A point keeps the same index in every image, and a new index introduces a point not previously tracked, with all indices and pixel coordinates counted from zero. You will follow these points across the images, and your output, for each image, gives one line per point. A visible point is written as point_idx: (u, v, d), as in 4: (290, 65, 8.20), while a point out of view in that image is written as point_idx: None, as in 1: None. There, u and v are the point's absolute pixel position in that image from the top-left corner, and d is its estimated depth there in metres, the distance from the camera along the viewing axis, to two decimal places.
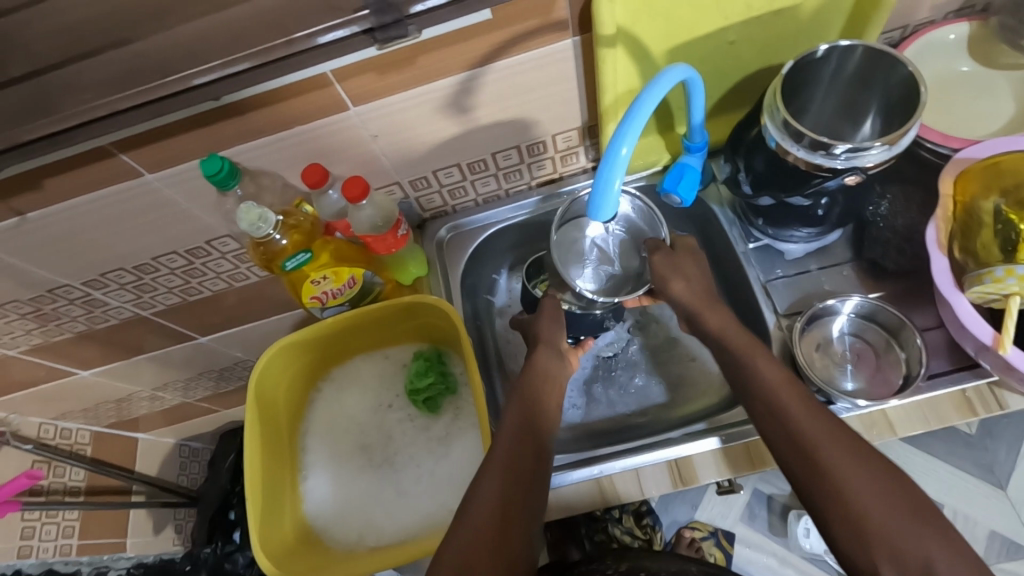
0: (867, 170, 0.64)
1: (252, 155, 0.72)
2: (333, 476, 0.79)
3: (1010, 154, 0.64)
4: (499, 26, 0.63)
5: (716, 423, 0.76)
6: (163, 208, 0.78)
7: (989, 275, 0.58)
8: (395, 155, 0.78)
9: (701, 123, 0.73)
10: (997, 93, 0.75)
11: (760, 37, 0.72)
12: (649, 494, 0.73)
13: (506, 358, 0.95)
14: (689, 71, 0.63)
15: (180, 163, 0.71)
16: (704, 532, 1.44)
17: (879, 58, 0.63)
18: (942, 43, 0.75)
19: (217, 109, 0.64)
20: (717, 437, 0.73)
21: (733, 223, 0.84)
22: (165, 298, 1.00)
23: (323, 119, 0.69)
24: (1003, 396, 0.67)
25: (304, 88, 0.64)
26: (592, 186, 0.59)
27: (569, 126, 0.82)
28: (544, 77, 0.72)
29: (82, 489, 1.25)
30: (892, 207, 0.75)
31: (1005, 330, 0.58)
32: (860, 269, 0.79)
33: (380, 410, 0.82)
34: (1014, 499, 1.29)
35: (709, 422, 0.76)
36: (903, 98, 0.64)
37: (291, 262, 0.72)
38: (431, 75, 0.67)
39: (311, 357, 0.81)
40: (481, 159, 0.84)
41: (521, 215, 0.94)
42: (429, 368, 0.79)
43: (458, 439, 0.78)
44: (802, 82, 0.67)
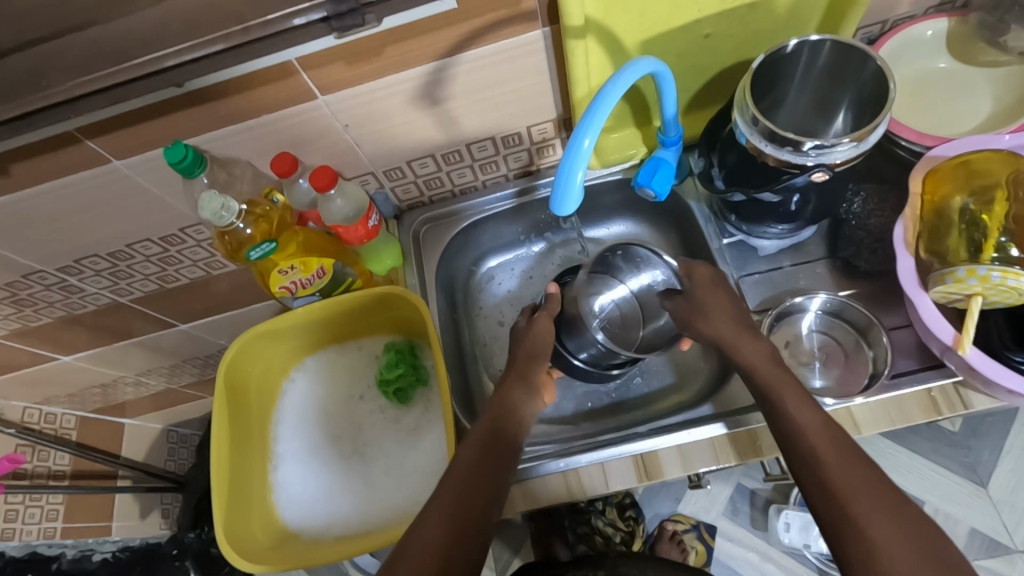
0: (836, 167, 0.63)
1: (220, 143, 0.72)
2: (302, 465, 0.79)
3: (979, 153, 0.64)
4: (466, 16, 0.63)
5: (722, 410, 0.76)
6: (135, 196, 0.77)
7: (951, 274, 0.58)
8: (368, 145, 0.77)
9: (673, 117, 0.73)
10: (976, 92, 0.75)
11: (735, 30, 0.71)
12: (614, 488, 0.72)
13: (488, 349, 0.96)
14: (657, 64, 0.63)
15: (149, 150, 0.70)
16: (686, 525, 1.45)
17: (849, 53, 0.62)
18: (920, 40, 0.74)
19: (180, 96, 0.64)
20: (723, 423, 0.72)
21: (708, 219, 0.85)
22: (143, 285, 1.00)
23: (291, 108, 0.69)
24: (969, 396, 0.67)
25: (269, 77, 0.64)
26: (555, 180, 0.59)
27: (545, 118, 0.81)
28: (515, 68, 0.71)
29: (66, 473, 1.26)
30: (866, 205, 0.75)
31: (966, 330, 0.58)
32: (834, 268, 0.79)
33: (350, 401, 0.82)
34: (994, 497, 1.29)
35: (716, 408, 0.76)
36: (873, 95, 0.63)
37: (256, 251, 0.71)
38: (399, 66, 0.66)
39: (284, 346, 0.81)
40: (456, 150, 0.83)
41: (498, 207, 0.93)
42: (399, 361, 0.79)
43: (428, 431, 0.78)
44: (773, 76, 0.66)
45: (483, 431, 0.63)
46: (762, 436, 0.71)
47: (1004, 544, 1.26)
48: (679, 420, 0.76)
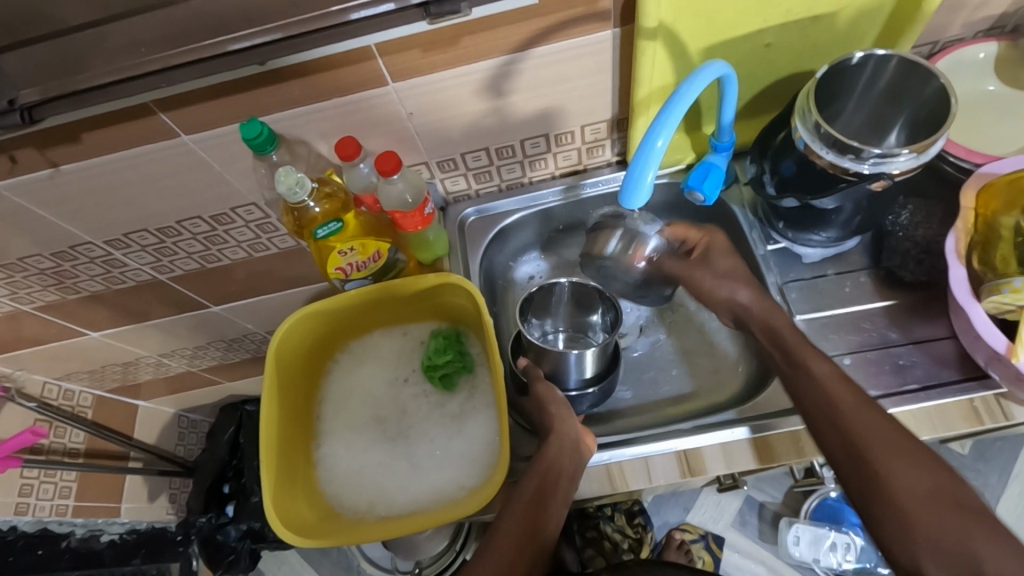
0: (893, 178, 0.65)
1: (288, 124, 0.73)
2: (345, 445, 0.80)
3: None
4: (542, 13, 0.65)
5: (745, 413, 0.76)
6: (196, 171, 0.79)
7: (1007, 284, 0.60)
8: (426, 134, 0.79)
9: (730, 123, 0.75)
10: (1020, 115, 0.77)
11: (795, 43, 0.73)
12: (657, 483, 0.73)
13: None
14: (726, 68, 0.64)
15: (217, 127, 0.72)
16: (694, 535, 1.46)
17: (912, 69, 0.64)
18: (971, 61, 0.77)
19: (260, 75, 0.65)
20: (746, 428, 0.74)
21: (753, 225, 0.86)
22: (184, 263, 1.01)
23: (362, 93, 0.70)
24: (1010, 407, 0.69)
25: (347, 61, 0.65)
26: (625, 175, 0.61)
27: (599, 118, 0.83)
28: (581, 66, 0.73)
29: (81, 451, 1.26)
30: (913, 218, 0.77)
31: (1019, 339, 0.59)
32: (876, 278, 0.81)
33: (396, 384, 0.83)
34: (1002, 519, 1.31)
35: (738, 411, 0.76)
36: (930, 110, 0.65)
37: (322, 230, 0.73)
38: (470, 57, 0.68)
39: (333, 328, 0.82)
40: (510, 145, 0.85)
41: (543, 204, 0.95)
42: (447, 346, 0.80)
43: (473, 418, 0.79)
44: (835, 88, 0.68)
45: (537, 477, 0.69)
46: (806, 439, 0.72)
47: None
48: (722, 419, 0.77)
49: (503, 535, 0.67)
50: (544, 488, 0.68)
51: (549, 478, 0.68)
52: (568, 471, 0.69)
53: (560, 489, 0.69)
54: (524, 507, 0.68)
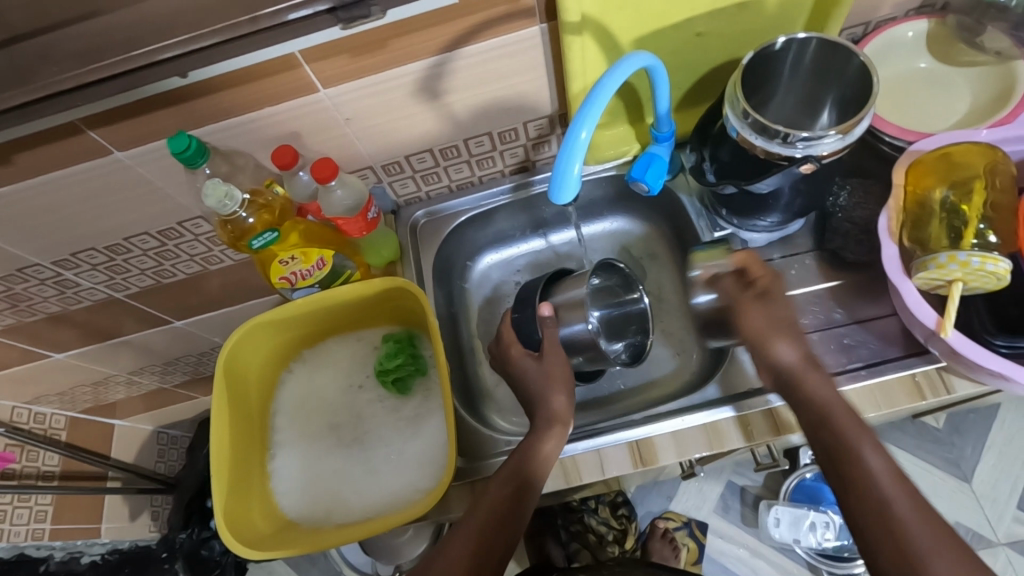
0: (822, 159, 0.66)
1: (223, 136, 0.73)
2: (302, 454, 0.80)
3: (959, 145, 0.65)
4: (466, 12, 0.64)
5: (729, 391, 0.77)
6: (136, 187, 0.78)
7: (933, 260, 0.60)
8: (367, 138, 0.79)
9: (666, 113, 0.75)
10: (955, 90, 0.77)
11: (727, 30, 0.74)
12: (610, 475, 0.74)
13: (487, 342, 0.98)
14: (650, 58, 0.65)
15: (151, 142, 0.71)
16: (678, 523, 1.47)
17: (833, 50, 0.65)
18: (901, 40, 0.77)
19: (184, 88, 0.64)
20: (732, 407, 0.74)
21: (699, 214, 0.87)
22: (139, 280, 1.00)
23: (293, 101, 0.70)
24: (952, 381, 0.70)
25: (270, 70, 0.65)
26: (552, 171, 0.61)
27: (541, 114, 0.83)
28: (514, 63, 0.73)
29: (56, 473, 1.23)
30: (851, 198, 0.77)
31: (948, 313, 0.60)
32: (822, 259, 0.81)
33: (350, 390, 0.83)
34: (976, 491, 1.32)
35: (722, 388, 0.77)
36: (857, 90, 0.66)
37: (258, 241, 0.73)
38: (400, 60, 0.68)
39: (285, 338, 0.82)
40: (454, 146, 0.85)
41: (494, 202, 0.95)
42: (399, 350, 0.80)
43: (427, 420, 0.79)
44: (762, 73, 0.68)
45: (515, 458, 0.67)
46: (755, 421, 0.73)
47: (989, 538, 1.29)
48: (673, 407, 0.77)
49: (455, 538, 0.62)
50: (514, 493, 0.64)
51: (527, 459, 0.66)
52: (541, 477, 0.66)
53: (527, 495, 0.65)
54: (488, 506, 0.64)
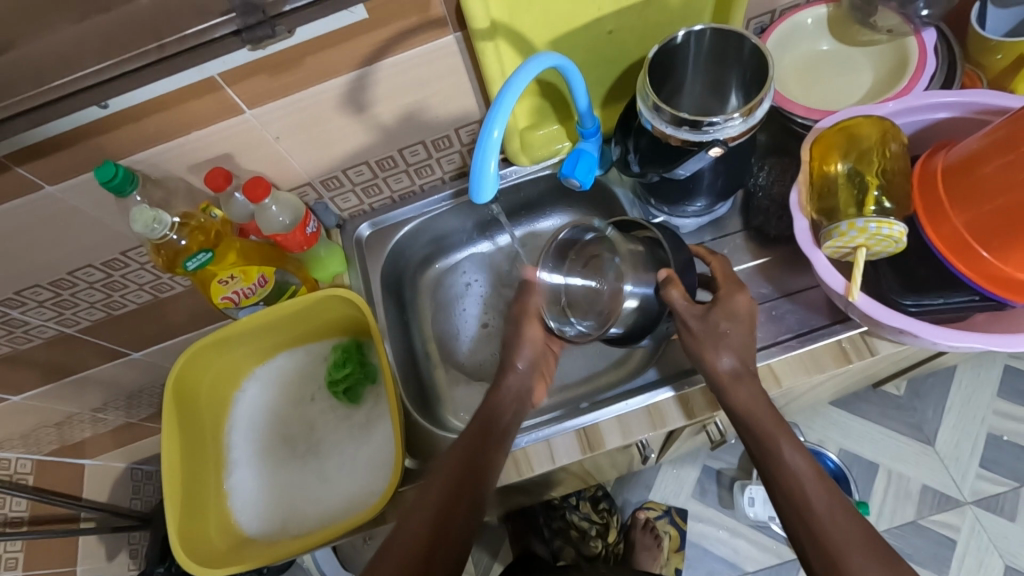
0: (730, 142, 0.69)
1: (152, 162, 0.74)
2: (258, 468, 0.81)
3: (858, 119, 0.69)
4: (380, 25, 0.66)
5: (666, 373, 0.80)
6: (72, 220, 0.78)
7: (836, 229, 0.63)
8: (301, 155, 0.81)
9: (587, 109, 0.78)
10: (859, 68, 0.81)
11: (637, 26, 0.77)
12: (561, 463, 0.76)
13: (447, 345, 1.00)
14: (559, 58, 0.67)
15: (80, 173, 0.72)
16: (658, 511, 1.48)
17: (728, 38, 0.68)
18: (802, 27, 0.82)
19: (105, 117, 0.65)
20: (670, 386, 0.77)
21: (632, 204, 0.90)
22: (89, 313, 1.00)
23: (220, 122, 0.71)
24: (875, 343, 0.73)
25: (191, 95, 0.66)
26: (470, 171, 0.63)
27: (470, 119, 0.85)
28: (435, 71, 0.75)
29: (24, 519, 1.20)
30: (769, 177, 0.82)
31: (854, 278, 0.63)
32: (750, 238, 0.84)
33: (301, 403, 0.84)
34: (940, 453, 1.37)
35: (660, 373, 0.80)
36: (755, 75, 0.70)
37: (192, 262, 0.73)
38: (321, 76, 0.70)
39: (232, 356, 0.83)
40: (389, 157, 0.87)
41: (435, 209, 0.97)
42: (347, 359, 0.81)
43: (378, 425, 0.80)
44: (669, 65, 0.72)
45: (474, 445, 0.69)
46: (695, 399, 0.76)
47: (955, 497, 1.33)
48: (658, 377, 0.80)
49: (401, 545, 0.63)
50: (455, 496, 0.65)
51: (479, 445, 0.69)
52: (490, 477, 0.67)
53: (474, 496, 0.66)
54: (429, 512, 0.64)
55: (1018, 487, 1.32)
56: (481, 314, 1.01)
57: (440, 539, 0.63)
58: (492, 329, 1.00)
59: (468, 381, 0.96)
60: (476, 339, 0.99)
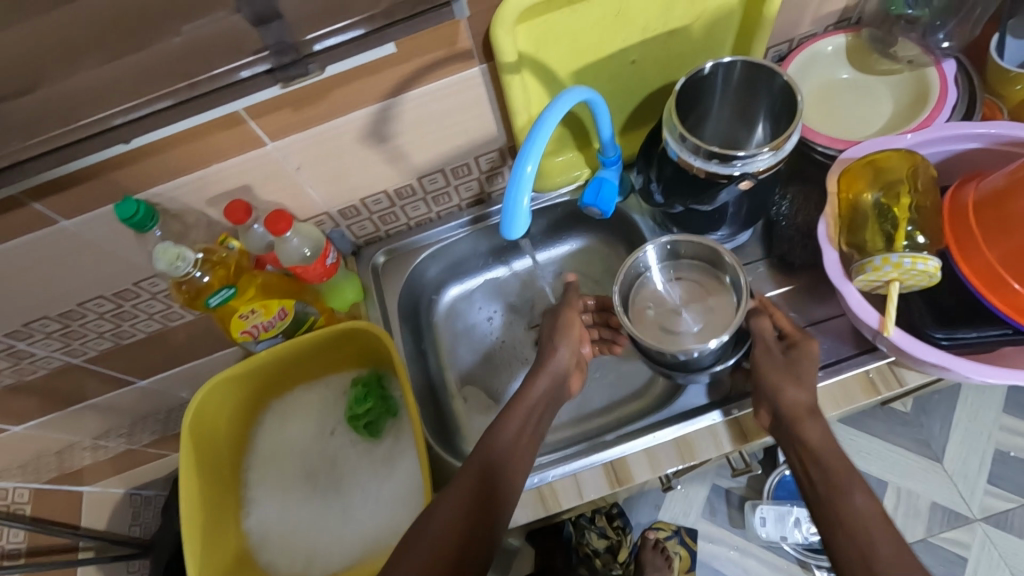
0: (759, 175, 0.69)
1: (171, 195, 0.72)
2: (277, 505, 0.79)
3: (886, 152, 0.69)
4: (407, 58, 0.65)
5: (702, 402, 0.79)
6: (86, 252, 0.77)
7: (869, 263, 0.63)
8: (320, 185, 0.79)
9: (611, 139, 0.77)
10: (877, 98, 0.82)
11: (659, 56, 0.77)
12: (589, 498, 0.75)
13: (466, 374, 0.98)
14: (589, 93, 0.67)
15: (97, 207, 0.70)
16: (668, 532, 1.44)
17: (758, 71, 0.69)
18: (822, 55, 0.82)
19: (128, 152, 0.64)
20: (718, 411, 0.76)
21: (653, 231, 0.90)
22: (97, 343, 0.98)
23: (241, 155, 0.70)
24: (903, 374, 0.73)
25: (215, 128, 0.65)
26: (502, 206, 0.63)
27: (490, 148, 0.85)
28: (458, 102, 0.75)
29: (22, 552, 1.09)
30: (793, 207, 0.82)
31: (889, 313, 0.63)
32: (772, 267, 0.83)
33: (322, 437, 0.82)
34: (947, 468, 1.37)
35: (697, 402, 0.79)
36: (783, 108, 0.70)
37: (215, 298, 0.72)
38: (345, 108, 0.69)
39: (249, 391, 0.81)
40: (408, 185, 0.86)
41: (452, 236, 0.96)
42: (368, 394, 0.79)
43: (401, 460, 0.78)
44: (696, 96, 0.72)
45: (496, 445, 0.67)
46: (722, 432, 0.75)
47: (965, 514, 1.33)
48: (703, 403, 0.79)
49: (434, 534, 0.58)
50: (488, 485, 0.63)
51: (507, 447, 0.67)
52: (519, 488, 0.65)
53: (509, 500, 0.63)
54: (460, 508, 0.60)
55: None
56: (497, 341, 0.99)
57: (472, 537, 0.59)
58: (509, 359, 0.99)
59: (486, 412, 0.95)
60: (492, 367, 0.98)
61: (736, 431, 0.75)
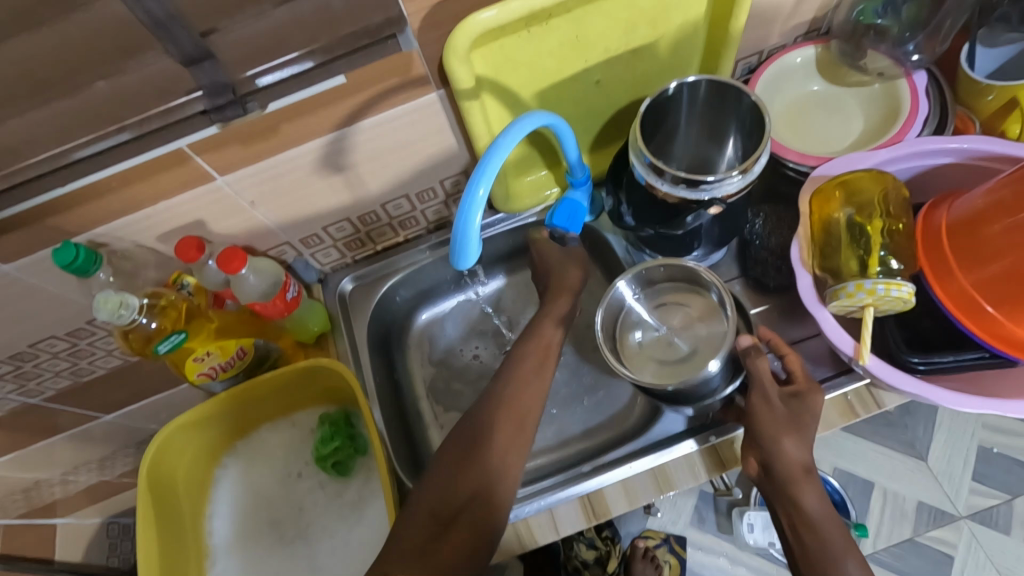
0: (727, 199, 0.67)
1: (117, 235, 0.68)
2: (243, 553, 0.76)
3: (855, 172, 0.68)
4: (359, 88, 0.62)
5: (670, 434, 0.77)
6: (32, 296, 0.72)
7: (842, 289, 0.61)
8: (278, 217, 0.76)
9: (578, 161, 0.75)
10: (849, 111, 0.80)
11: (624, 76, 0.75)
12: (565, 533, 0.72)
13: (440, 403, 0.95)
14: (551, 117, 0.65)
15: (38, 251, 0.66)
16: (657, 540, 1.43)
17: (725, 90, 0.67)
18: (791, 67, 0.80)
19: (64, 196, 0.60)
20: (694, 440, 0.74)
21: (625, 251, 0.88)
22: (54, 382, 0.94)
23: (189, 192, 0.67)
24: (881, 396, 0.72)
25: (156, 168, 0.61)
26: (454, 232, 0.61)
27: (454, 171, 0.82)
28: (417, 129, 0.72)
29: None
30: (765, 226, 0.80)
31: (863, 340, 0.61)
32: (748, 286, 0.81)
33: (289, 480, 0.79)
34: (932, 468, 1.36)
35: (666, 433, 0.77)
36: (752, 129, 0.68)
37: (164, 345, 0.68)
38: (296, 141, 0.66)
39: (209, 435, 0.78)
40: (371, 212, 0.83)
41: (419, 261, 0.92)
42: (335, 433, 0.76)
43: (371, 504, 0.76)
44: (662, 116, 0.70)
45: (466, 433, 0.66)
46: (700, 461, 0.73)
47: (951, 513, 1.33)
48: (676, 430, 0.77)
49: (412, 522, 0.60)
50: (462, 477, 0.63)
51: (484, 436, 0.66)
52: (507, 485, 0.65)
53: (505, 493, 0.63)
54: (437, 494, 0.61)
55: (1010, 500, 1.31)
56: (472, 367, 0.97)
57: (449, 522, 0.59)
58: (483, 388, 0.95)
59: None
60: (466, 393, 0.95)
61: (715, 459, 0.73)
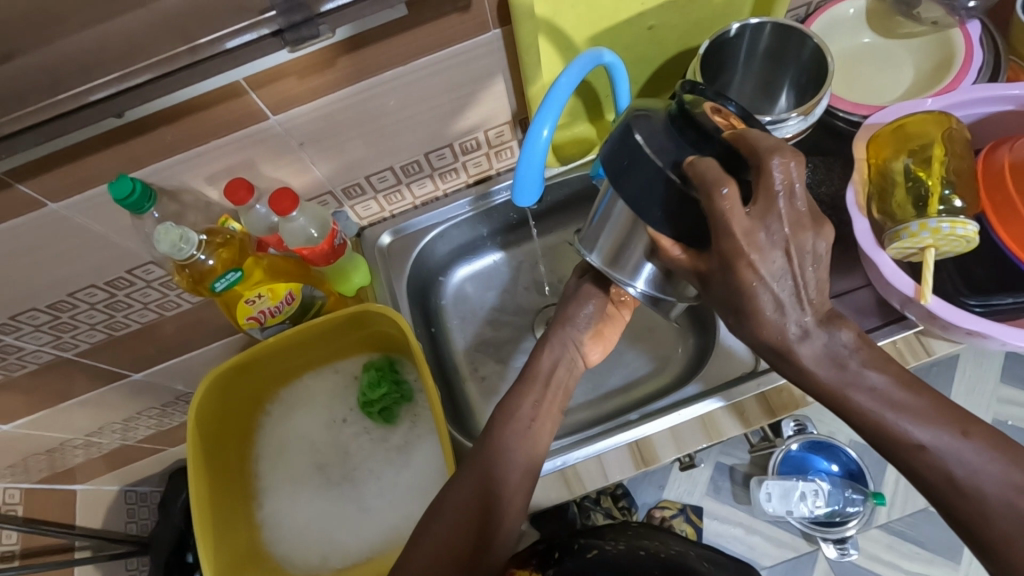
0: (787, 141, 0.67)
1: (168, 174, 0.67)
2: (290, 497, 0.76)
3: (913, 117, 0.67)
4: (420, 21, 0.61)
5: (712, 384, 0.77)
6: (78, 238, 0.71)
7: (905, 230, 0.62)
8: (325, 162, 0.75)
9: None
10: (898, 63, 0.80)
11: (678, 22, 0.74)
12: (614, 478, 0.73)
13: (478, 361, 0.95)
14: (610, 56, 0.64)
15: (90, 187, 0.65)
16: (674, 510, 1.27)
17: (788, 32, 0.66)
18: (844, 18, 0.79)
19: (123, 127, 0.59)
20: (718, 397, 0.74)
21: None
22: (89, 336, 0.87)
23: (241, 130, 0.65)
24: (931, 343, 0.72)
25: (215, 100, 0.60)
26: (516, 170, 0.60)
27: (500, 120, 0.81)
28: (471, 71, 0.71)
29: (16, 553, 0.92)
30: (814, 176, 0.79)
31: (924, 280, 0.61)
32: None
33: (333, 426, 0.79)
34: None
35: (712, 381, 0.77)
36: (812, 72, 0.68)
37: (221, 282, 0.69)
38: (352, 77, 0.65)
39: (254, 381, 0.78)
40: (414, 162, 0.82)
41: (459, 215, 0.92)
42: (381, 379, 0.76)
43: (418, 447, 0.76)
44: (721, 59, 0.69)
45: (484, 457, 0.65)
46: (749, 408, 0.73)
47: None
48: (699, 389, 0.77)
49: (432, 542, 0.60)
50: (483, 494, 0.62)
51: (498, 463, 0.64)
52: (519, 462, 0.64)
53: (516, 491, 0.63)
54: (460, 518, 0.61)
55: None
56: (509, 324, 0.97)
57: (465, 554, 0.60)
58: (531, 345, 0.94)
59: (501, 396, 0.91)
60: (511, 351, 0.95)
61: (764, 407, 0.73)
